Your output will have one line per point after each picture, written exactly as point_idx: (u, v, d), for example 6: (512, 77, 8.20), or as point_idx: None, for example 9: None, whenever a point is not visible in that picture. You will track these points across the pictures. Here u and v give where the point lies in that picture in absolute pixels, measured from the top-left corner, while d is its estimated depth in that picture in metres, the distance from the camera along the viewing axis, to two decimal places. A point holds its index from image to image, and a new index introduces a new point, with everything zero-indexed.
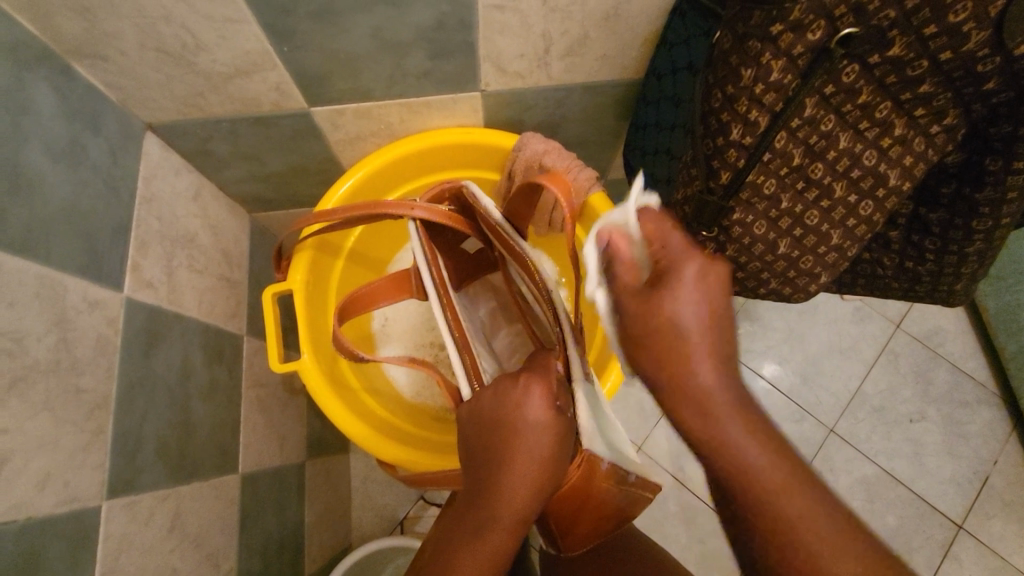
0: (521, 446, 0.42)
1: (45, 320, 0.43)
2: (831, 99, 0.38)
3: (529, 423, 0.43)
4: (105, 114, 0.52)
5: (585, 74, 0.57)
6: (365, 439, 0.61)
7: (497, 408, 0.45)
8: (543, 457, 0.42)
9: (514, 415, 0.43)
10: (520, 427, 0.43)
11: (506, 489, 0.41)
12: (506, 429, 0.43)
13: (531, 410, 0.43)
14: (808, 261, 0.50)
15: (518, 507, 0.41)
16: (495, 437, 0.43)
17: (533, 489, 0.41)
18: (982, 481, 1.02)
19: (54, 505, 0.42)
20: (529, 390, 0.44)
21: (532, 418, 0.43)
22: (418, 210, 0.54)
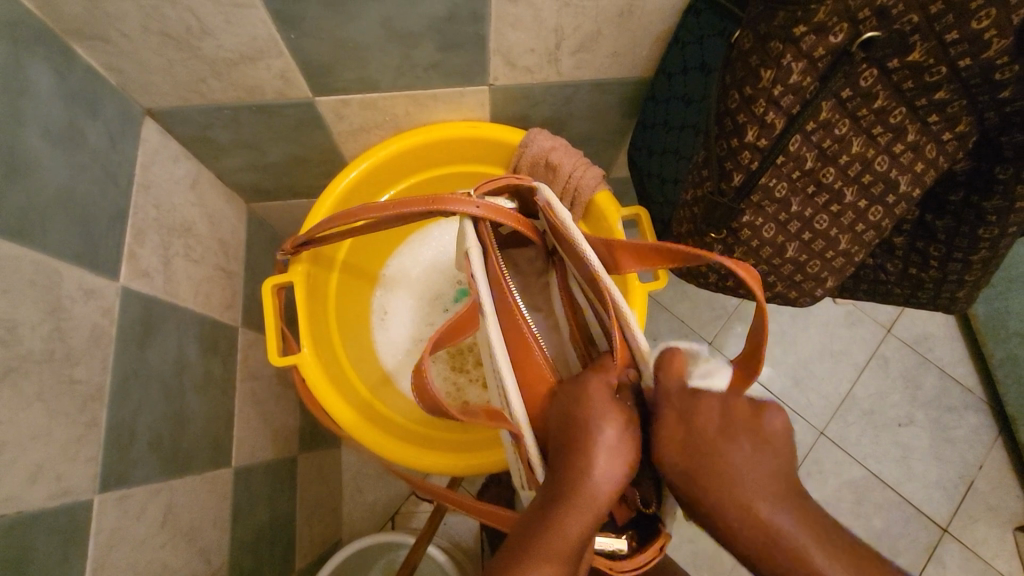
0: (590, 478, 0.35)
1: (38, 308, 0.41)
2: (848, 103, 0.38)
3: (596, 449, 0.36)
4: (104, 98, 0.51)
5: (595, 71, 0.57)
6: (376, 440, 0.61)
7: (572, 422, 0.38)
8: (613, 495, 0.35)
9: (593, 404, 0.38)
10: (598, 418, 0.37)
11: (570, 529, 0.33)
12: (574, 458, 0.36)
13: (595, 388, 0.39)
14: (815, 265, 0.49)
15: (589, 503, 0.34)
16: (573, 435, 0.37)
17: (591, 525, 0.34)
18: (967, 485, 1.04)
19: (43, 499, 0.40)
20: (624, 423, 0.37)
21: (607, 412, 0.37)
22: (481, 206, 0.46)
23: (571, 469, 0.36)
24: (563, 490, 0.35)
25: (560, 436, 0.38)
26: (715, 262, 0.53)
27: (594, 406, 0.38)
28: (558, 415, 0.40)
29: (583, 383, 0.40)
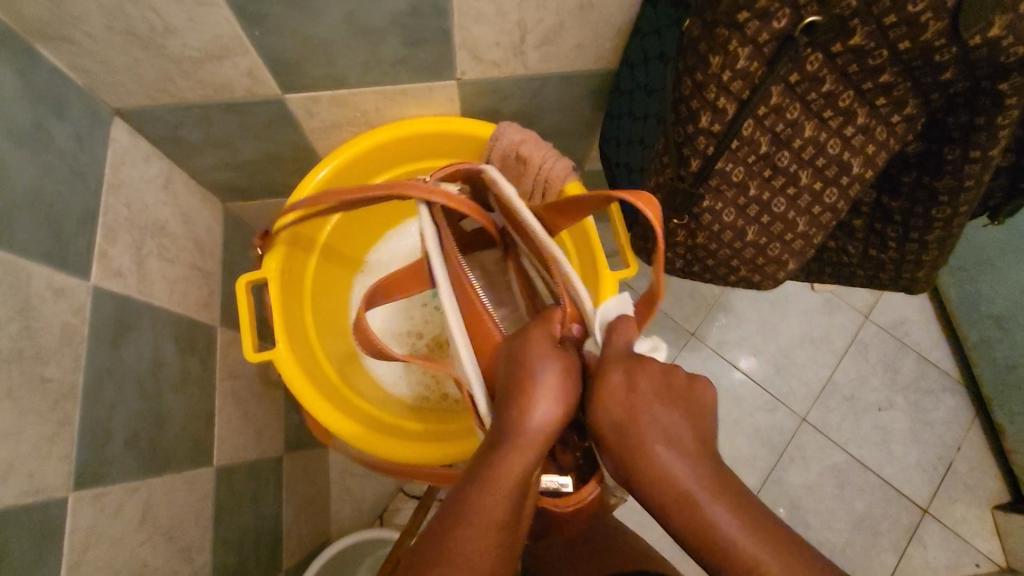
0: (529, 420, 0.37)
1: (7, 307, 0.41)
2: (797, 87, 0.40)
3: (540, 394, 0.38)
4: (71, 99, 0.51)
5: (561, 64, 0.58)
6: (354, 432, 0.62)
7: (516, 368, 0.40)
8: (552, 434, 0.37)
9: (530, 361, 0.40)
10: (533, 365, 0.39)
11: (513, 470, 0.35)
12: (514, 404, 0.38)
13: (539, 346, 0.41)
14: (775, 248, 0.51)
15: (535, 441, 0.37)
16: (515, 384, 0.39)
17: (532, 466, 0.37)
18: (945, 466, 1.06)
19: (16, 496, 0.41)
20: (567, 371, 0.39)
21: (545, 361, 0.39)
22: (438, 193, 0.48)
23: (512, 414, 0.38)
24: (505, 435, 0.37)
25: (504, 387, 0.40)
26: (680, 248, 0.54)
27: (537, 353, 0.40)
28: (504, 367, 0.42)
29: (524, 334, 0.43)
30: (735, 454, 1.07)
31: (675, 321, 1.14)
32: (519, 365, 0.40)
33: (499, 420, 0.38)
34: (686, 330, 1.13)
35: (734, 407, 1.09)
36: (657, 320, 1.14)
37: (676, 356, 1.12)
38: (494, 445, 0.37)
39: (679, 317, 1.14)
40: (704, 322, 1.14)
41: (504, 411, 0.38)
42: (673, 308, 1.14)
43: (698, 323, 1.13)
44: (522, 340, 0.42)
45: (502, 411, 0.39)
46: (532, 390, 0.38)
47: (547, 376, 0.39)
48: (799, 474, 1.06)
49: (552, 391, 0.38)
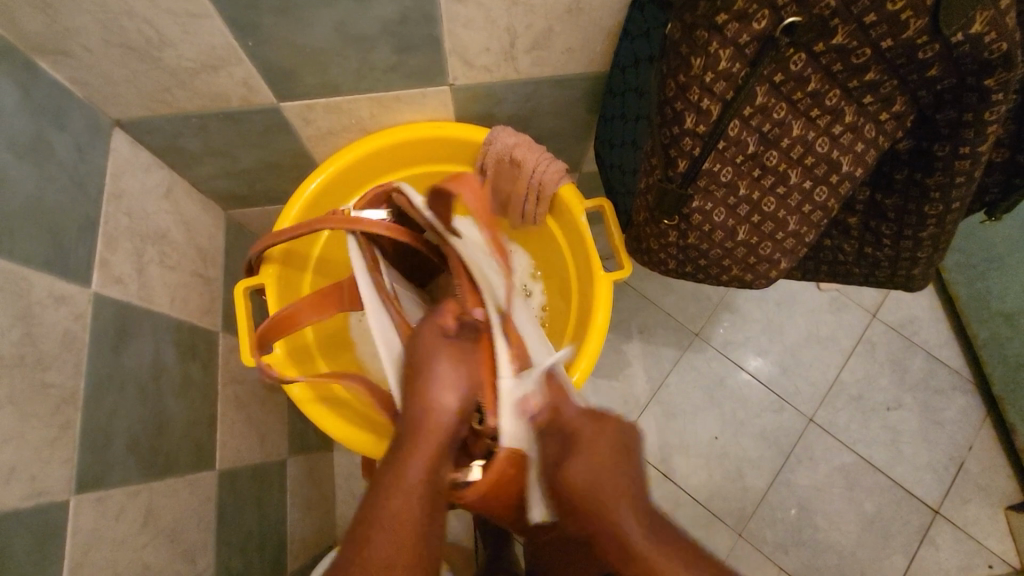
0: (432, 414, 0.44)
1: (7, 315, 0.42)
2: (782, 87, 0.40)
3: (438, 387, 0.45)
4: (70, 110, 0.52)
5: (552, 68, 0.58)
6: (331, 425, 0.62)
7: (416, 370, 0.47)
8: (453, 420, 0.44)
9: (426, 360, 0.46)
10: (427, 363, 0.46)
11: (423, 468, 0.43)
12: (419, 404, 0.45)
13: (432, 343, 0.48)
14: (767, 247, 0.50)
15: (438, 435, 0.44)
16: (415, 383, 0.46)
17: (438, 464, 0.44)
18: (957, 466, 1.04)
19: (18, 500, 0.41)
20: (475, 387, 0.46)
21: (439, 357, 0.46)
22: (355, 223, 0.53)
23: (416, 416, 0.45)
24: (411, 433, 0.44)
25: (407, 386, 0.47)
26: (672, 250, 0.53)
27: (430, 346, 0.47)
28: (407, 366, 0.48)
29: (420, 338, 0.49)
30: (741, 455, 1.06)
31: (678, 322, 1.13)
32: (416, 366, 0.47)
33: (405, 418, 0.46)
34: (690, 331, 1.13)
35: (740, 409, 1.08)
36: (659, 321, 1.14)
37: (680, 357, 1.12)
38: (402, 443, 0.44)
39: (682, 318, 1.14)
40: (708, 323, 1.13)
41: (408, 410, 0.46)
42: (677, 309, 1.14)
43: (702, 324, 1.13)
44: (419, 345, 0.48)
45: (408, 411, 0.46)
46: (429, 388, 0.45)
47: (442, 371, 0.45)
48: (807, 475, 1.05)
49: (451, 386, 0.45)
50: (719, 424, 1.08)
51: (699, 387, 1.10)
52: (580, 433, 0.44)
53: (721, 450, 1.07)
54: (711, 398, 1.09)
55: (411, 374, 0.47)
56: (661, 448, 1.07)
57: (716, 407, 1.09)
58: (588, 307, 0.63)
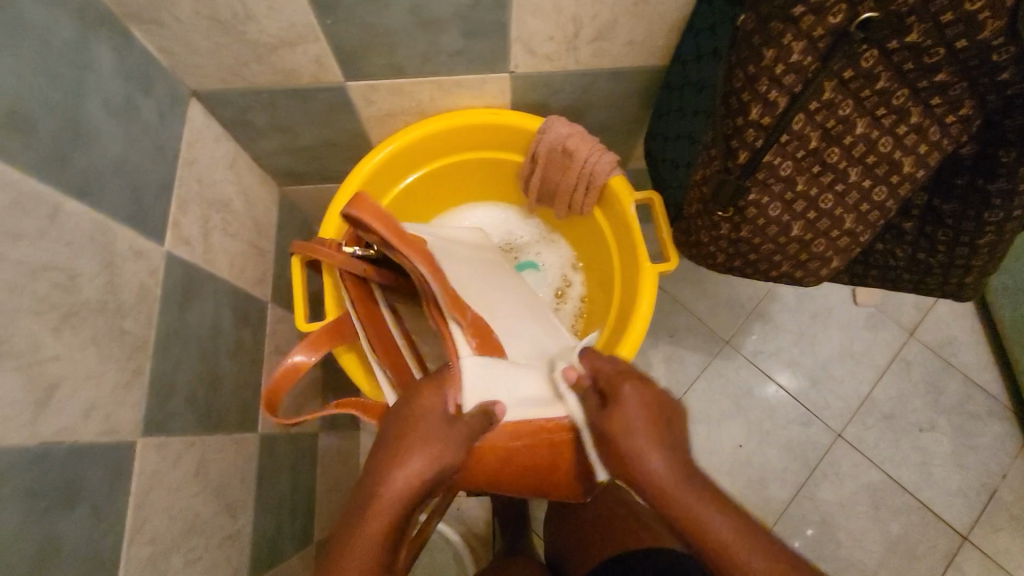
0: (410, 433, 0.38)
1: (96, 262, 0.45)
2: (850, 84, 0.40)
3: (417, 407, 0.39)
4: (156, 78, 0.55)
5: (612, 60, 0.60)
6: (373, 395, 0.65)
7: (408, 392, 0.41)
8: (436, 442, 0.38)
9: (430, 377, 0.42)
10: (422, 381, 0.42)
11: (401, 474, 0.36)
12: (399, 425, 0.39)
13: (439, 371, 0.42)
14: (820, 245, 0.50)
15: (415, 453, 0.37)
16: (403, 404, 0.40)
17: (413, 485, 0.36)
18: (990, 494, 1.02)
19: (97, 433, 0.44)
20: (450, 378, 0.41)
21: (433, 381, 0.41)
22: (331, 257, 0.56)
23: (391, 433, 0.38)
24: (387, 452, 0.37)
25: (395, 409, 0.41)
26: (723, 242, 0.54)
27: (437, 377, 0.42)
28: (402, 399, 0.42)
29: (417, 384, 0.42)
30: (765, 465, 1.05)
31: (709, 327, 1.13)
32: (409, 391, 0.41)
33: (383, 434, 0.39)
34: (720, 337, 1.13)
35: (766, 418, 1.08)
36: (690, 325, 1.14)
37: (709, 362, 1.11)
38: (378, 451, 0.38)
39: (713, 323, 1.14)
40: (739, 329, 1.13)
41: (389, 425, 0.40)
42: (709, 314, 1.14)
43: (733, 330, 1.13)
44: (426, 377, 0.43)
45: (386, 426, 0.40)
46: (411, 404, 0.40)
47: (427, 393, 0.40)
48: (832, 490, 1.04)
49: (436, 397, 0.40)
50: (744, 432, 1.07)
51: (726, 393, 1.10)
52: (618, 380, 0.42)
53: (745, 458, 1.06)
54: (738, 406, 1.09)
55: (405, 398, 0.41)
56: None
57: (742, 416, 1.08)
58: (632, 296, 0.64)
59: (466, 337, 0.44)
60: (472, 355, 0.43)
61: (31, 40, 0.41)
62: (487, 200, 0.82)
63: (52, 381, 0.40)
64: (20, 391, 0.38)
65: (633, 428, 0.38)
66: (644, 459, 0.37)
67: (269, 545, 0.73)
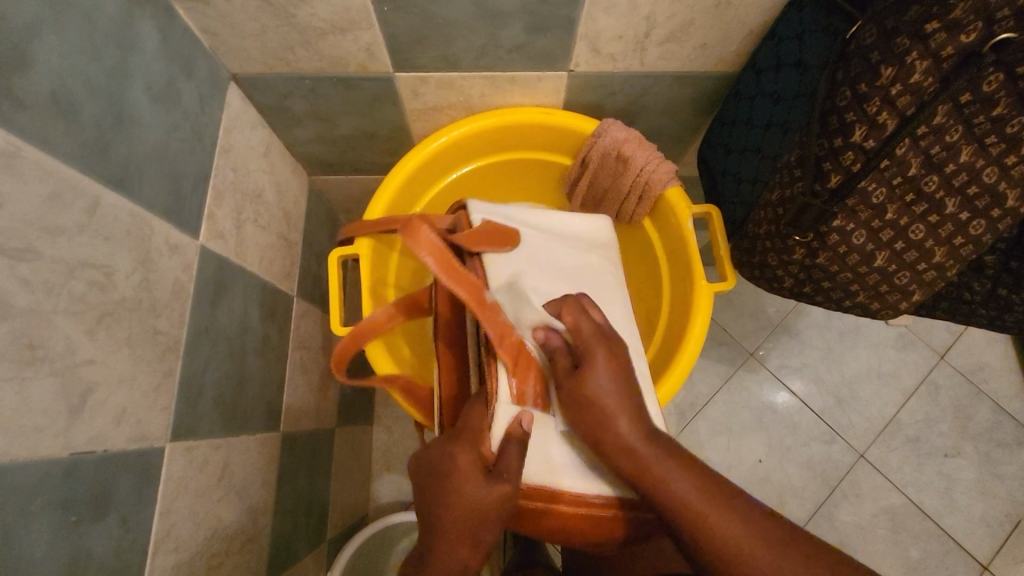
0: (453, 499, 0.40)
1: (133, 258, 0.42)
2: (965, 108, 0.36)
3: (454, 472, 0.41)
4: (198, 60, 0.52)
5: (680, 63, 0.56)
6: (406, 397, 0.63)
7: (435, 462, 0.43)
8: (476, 506, 0.40)
9: (446, 455, 0.42)
10: (451, 440, 0.43)
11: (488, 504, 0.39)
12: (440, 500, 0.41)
13: (470, 428, 0.43)
14: (903, 276, 0.47)
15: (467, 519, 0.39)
16: (434, 471, 0.42)
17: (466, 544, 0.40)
18: (1013, 524, 0.99)
19: (127, 440, 0.42)
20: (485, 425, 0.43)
21: (451, 449, 0.42)
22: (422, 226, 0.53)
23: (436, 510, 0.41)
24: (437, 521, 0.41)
25: (429, 479, 0.42)
26: (794, 267, 0.52)
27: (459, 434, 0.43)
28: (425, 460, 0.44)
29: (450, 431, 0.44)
30: (785, 483, 1.02)
31: (735, 339, 1.10)
32: (437, 454, 0.43)
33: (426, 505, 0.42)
34: (746, 350, 1.09)
35: (789, 434, 1.04)
36: (716, 336, 1.10)
37: (734, 374, 1.08)
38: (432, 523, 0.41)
39: (740, 335, 1.10)
40: (765, 343, 1.09)
41: (431, 500, 0.42)
42: (736, 326, 1.11)
43: (759, 343, 1.09)
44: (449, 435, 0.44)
45: (429, 501, 0.42)
46: (449, 471, 0.41)
47: (455, 454, 0.42)
48: (851, 511, 1.00)
49: (467, 466, 0.41)
50: (766, 448, 1.04)
51: (749, 407, 1.06)
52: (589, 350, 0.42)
53: (764, 474, 1.03)
54: (761, 421, 1.05)
55: (433, 473, 0.42)
56: (702, 465, 1.04)
57: (764, 430, 1.05)
58: (683, 312, 0.62)
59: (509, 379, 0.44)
60: (509, 406, 0.44)
61: (78, 15, 0.38)
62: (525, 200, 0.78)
63: (86, 387, 0.38)
64: (54, 396, 0.35)
65: (612, 407, 0.39)
66: (634, 442, 0.38)
67: (284, 545, 0.71)
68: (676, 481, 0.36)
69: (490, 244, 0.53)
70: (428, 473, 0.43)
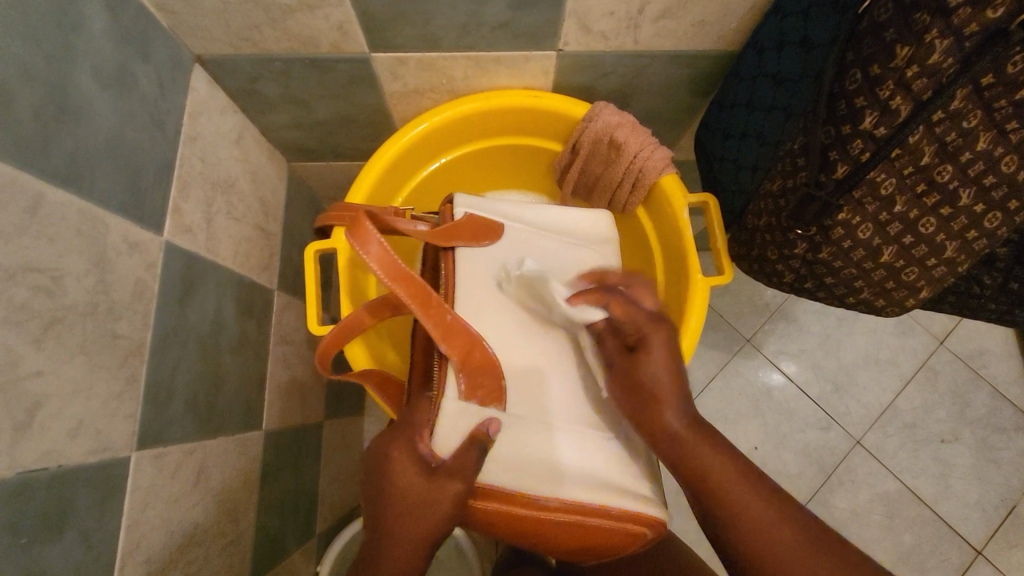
0: (396, 504, 0.40)
1: (85, 259, 0.39)
2: (986, 92, 0.33)
3: (395, 471, 0.41)
4: (155, 41, 0.48)
5: (676, 42, 0.52)
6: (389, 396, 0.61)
7: (376, 466, 0.42)
8: (420, 503, 0.40)
9: (385, 456, 0.42)
10: (393, 434, 0.44)
11: (438, 505, 0.40)
12: (381, 503, 0.41)
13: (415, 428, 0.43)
14: (911, 273, 0.45)
15: (411, 521, 0.40)
16: (375, 472, 0.42)
17: (411, 548, 0.40)
18: (1008, 509, 0.98)
19: (86, 454, 0.39)
20: (428, 425, 0.44)
21: (391, 450, 0.42)
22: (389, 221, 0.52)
23: (377, 514, 0.41)
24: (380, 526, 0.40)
25: (369, 484, 0.42)
26: (795, 261, 0.49)
27: (400, 431, 0.44)
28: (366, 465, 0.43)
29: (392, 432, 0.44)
30: (780, 471, 1.01)
31: (732, 326, 1.07)
32: (376, 455, 0.43)
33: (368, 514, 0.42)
34: (742, 336, 1.07)
35: (785, 422, 1.03)
36: (712, 323, 1.08)
37: (730, 361, 1.06)
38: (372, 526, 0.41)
39: (737, 321, 1.08)
40: (763, 329, 1.07)
41: (373, 506, 0.41)
42: (733, 312, 1.08)
43: (755, 330, 1.07)
44: (386, 435, 0.44)
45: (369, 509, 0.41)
46: (388, 470, 0.41)
47: (395, 453, 0.42)
48: (846, 498, 0.99)
49: (409, 466, 0.41)
50: (761, 436, 1.02)
51: (745, 395, 1.04)
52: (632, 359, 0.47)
53: (759, 461, 1.01)
54: (757, 408, 1.04)
55: (373, 478, 0.42)
56: None
57: (760, 417, 1.03)
58: (677, 309, 0.59)
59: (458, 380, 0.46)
60: (456, 402, 0.45)
61: None
62: (512, 187, 0.74)
63: (33, 401, 0.35)
64: None
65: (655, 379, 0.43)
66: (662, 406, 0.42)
67: (270, 543, 0.69)
68: (690, 438, 0.41)
69: (466, 235, 0.54)
70: (370, 476, 0.42)
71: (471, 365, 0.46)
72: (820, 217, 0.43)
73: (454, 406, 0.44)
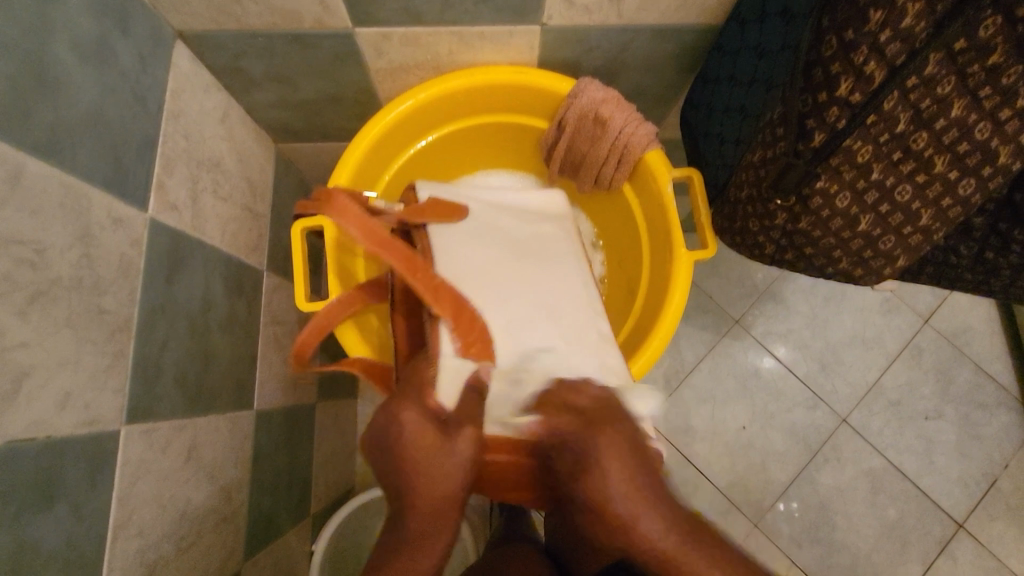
0: (415, 462, 0.41)
1: (68, 233, 0.39)
2: (959, 57, 0.34)
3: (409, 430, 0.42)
4: (134, 14, 0.47)
5: (659, 15, 0.52)
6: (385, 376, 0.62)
7: (389, 431, 0.43)
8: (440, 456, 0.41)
9: (397, 419, 0.43)
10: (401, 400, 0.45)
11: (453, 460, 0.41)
12: (401, 464, 0.42)
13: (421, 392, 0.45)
14: (887, 241, 0.46)
15: (433, 476, 0.41)
16: (388, 437, 0.43)
17: (434, 501, 0.40)
18: (989, 483, 1.00)
19: (74, 426, 0.40)
20: (431, 384, 0.45)
21: (402, 413, 0.43)
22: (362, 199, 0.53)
23: (400, 478, 0.41)
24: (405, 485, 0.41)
25: (386, 450, 0.43)
26: (775, 232, 0.50)
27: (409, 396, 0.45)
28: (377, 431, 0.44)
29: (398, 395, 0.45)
30: (768, 449, 1.02)
31: (720, 307, 1.08)
32: (388, 421, 0.44)
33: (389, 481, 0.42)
34: (731, 317, 1.08)
35: (773, 401, 1.04)
36: (701, 304, 1.09)
37: (719, 342, 1.07)
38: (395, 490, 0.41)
39: (725, 302, 1.09)
40: (751, 310, 1.08)
41: (393, 467, 0.42)
42: (722, 292, 1.09)
43: (744, 311, 1.08)
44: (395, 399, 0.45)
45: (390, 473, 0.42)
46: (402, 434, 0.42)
47: (407, 415, 0.43)
48: (832, 474, 1.01)
49: (423, 425, 0.43)
50: (749, 415, 1.04)
51: (734, 375, 1.06)
52: (596, 423, 0.42)
53: (747, 440, 1.03)
54: (745, 388, 1.05)
55: (389, 445, 0.43)
56: (686, 433, 1.04)
57: (748, 397, 1.05)
58: (663, 283, 0.60)
59: (450, 337, 0.46)
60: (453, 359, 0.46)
61: None
62: (500, 164, 0.75)
63: (19, 371, 0.35)
64: None
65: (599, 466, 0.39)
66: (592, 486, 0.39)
67: (264, 522, 0.70)
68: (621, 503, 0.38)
69: (433, 214, 0.55)
70: (384, 444, 0.43)
71: (462, 323, 0.46)
72: (799, 186, 0.43)
73: (451, 363, 0.45)
